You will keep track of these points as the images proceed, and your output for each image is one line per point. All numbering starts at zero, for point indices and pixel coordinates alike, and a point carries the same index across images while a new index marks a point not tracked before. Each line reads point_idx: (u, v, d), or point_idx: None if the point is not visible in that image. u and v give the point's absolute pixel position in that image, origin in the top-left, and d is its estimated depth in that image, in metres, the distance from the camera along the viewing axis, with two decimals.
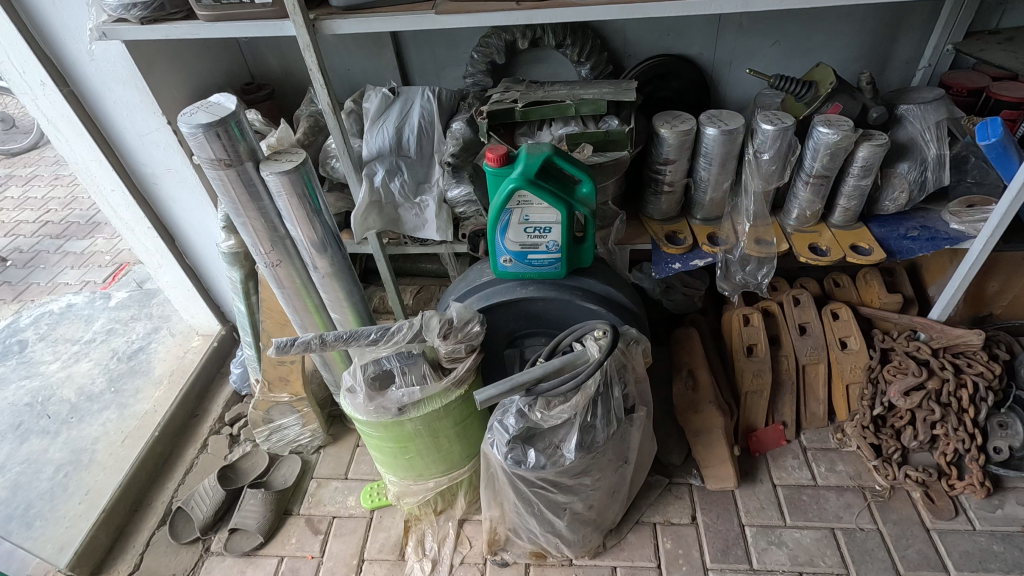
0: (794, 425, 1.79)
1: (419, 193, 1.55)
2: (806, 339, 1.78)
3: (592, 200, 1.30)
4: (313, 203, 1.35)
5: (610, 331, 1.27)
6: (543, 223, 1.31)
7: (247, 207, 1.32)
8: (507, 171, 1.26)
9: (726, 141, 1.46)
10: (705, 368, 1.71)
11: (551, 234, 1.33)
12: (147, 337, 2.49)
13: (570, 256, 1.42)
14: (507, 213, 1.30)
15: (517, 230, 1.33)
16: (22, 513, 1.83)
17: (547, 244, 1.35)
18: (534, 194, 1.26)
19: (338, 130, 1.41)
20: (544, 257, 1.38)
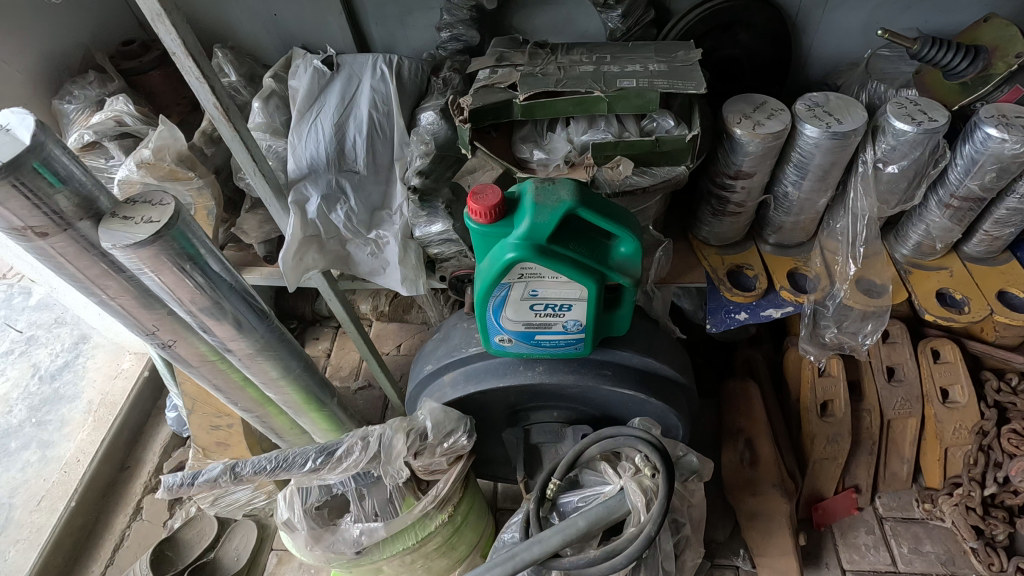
0: (868, 490, 1.42)
1: (374, 224, 1.06)
2: (894, 389, 1.36)
3: (637, 266, 0.83)
4: (206, 272, 0.87)
5: (660, 469, 0.86)
6: (559, 299, 0.85)
7: (101, 283, 0.85)
8: (503, 229, 0.78)
9: (835, 147, 0.95)
10: (767, 436, 1.29)
11: (572, 313, 0.87)
12: (73, 348, 2.06)
13: (598, 329, 0.96)
14: (504, 286, 0.84)
15: (520, 307, 0.87)
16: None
17: (565, 325, 0.89)
18: (547, 266, 0.79)
19: (241, 143, 0.91)
20: (561, 338, 0.93)
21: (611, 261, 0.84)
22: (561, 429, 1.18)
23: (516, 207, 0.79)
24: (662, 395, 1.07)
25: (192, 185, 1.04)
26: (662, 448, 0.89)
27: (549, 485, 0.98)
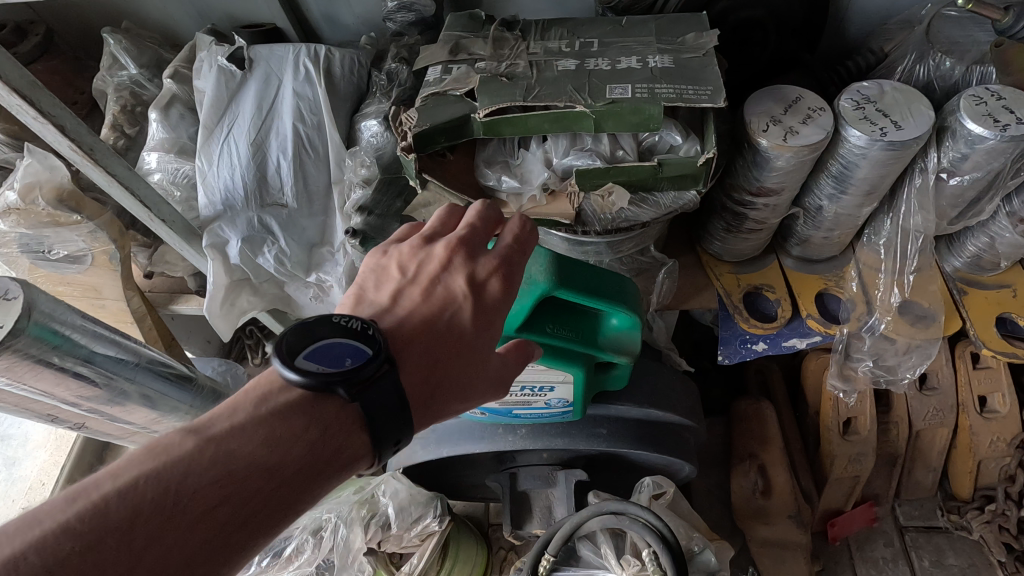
0: (889, 499, 1.31)
1: (312, 265, 0.86)
2: (927, 399, 1.21)
3: (637, 341, 0.67)
4: (92, 362, 0.69)
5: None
6: (539, 381, 0.68)
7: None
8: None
9: (889, 159, 0.74)
10: (782, 460, 1.16)
11: (557, 393, 0.70)
12: None
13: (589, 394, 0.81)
14: None
15: None
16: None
17: (548, 404, 0.73)
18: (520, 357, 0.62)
19: (121, 188, 0.72)
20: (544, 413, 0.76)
21: (603, 336, 0.67)
22: (551, 473, 1.03)
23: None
24: (665, 447, 0.92)
25: (82, 228, 0.83)
26: (670, 545, 0.76)
27: (540, 561, 0.83)
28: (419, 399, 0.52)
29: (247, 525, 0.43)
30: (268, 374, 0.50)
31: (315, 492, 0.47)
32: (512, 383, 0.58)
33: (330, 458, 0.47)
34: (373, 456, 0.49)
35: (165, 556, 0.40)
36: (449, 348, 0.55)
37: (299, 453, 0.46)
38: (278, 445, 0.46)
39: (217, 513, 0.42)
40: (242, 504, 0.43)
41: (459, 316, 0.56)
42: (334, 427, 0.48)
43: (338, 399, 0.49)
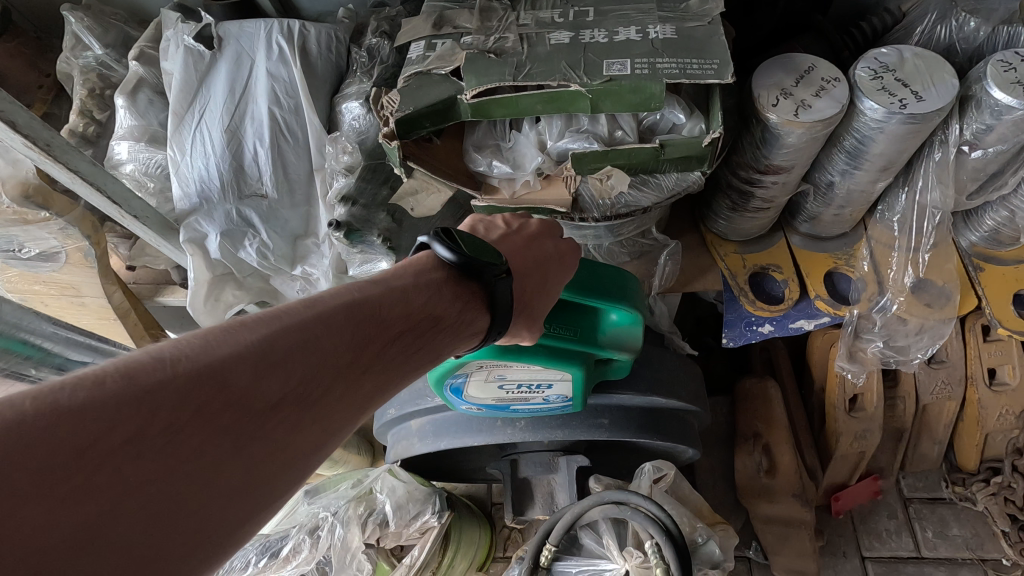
0: (893, 472, 1.31)
1: (298, 257, 0.83)
2: (935, 373, 1.18)
3: (638, 337, 0.67)
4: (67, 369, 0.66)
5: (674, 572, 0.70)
6: (537, 379, 0.68)
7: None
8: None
9: (909, 133, 0.69)
10: (786, 438, 1.15)
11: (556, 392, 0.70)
12: None
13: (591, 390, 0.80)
14: (463, 374, 0.67)
15: (487, 388, 0.69)
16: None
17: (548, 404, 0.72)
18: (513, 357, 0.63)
19: (86, 184, 0.68)
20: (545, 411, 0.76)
21: (603, 332, 0.67)
22: (552, 460, 1.00)
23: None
24: (668, 434, 0.90)
25: (52, 225, 0.79)
26: (674, 536, 0.72)
27: (543, 550, 0.80)
28: (516, 307, 0.59)
29: (398, 368, 0.49)
30: (414, 260, 0.56)
31: (442, 353, 0.53)
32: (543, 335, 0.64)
33: (455, 329, 0.54)
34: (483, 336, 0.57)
35: (346, 378, 0.44)
36: (543, 280, 0.61)
37: (438, 319, 0.53)
38: (418, 309, 0.52)
39: (382, 351, 0.47)
40: (394, 349, 0.49)
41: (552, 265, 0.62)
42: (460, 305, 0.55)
43: (467, 286, 0.57)
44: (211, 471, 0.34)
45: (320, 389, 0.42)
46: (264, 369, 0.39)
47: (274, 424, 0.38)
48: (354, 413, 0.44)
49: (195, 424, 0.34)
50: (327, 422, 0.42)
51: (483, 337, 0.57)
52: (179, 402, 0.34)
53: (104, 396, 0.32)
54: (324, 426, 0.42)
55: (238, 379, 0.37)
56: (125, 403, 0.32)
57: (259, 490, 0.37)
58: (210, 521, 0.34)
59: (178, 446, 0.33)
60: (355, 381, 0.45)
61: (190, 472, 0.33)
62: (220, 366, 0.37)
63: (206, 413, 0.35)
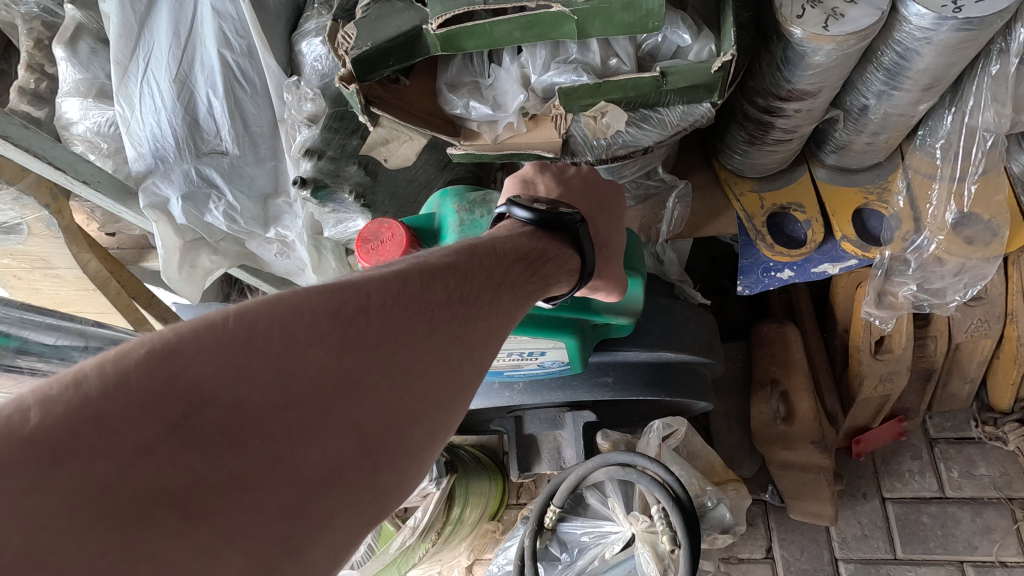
0: (919, 413, 1.25)
1: (270, 218, 0.76)
2: (970, 311, 1.10)
3: (638, 300, 0.67)
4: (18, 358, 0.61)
5: (680, 541, 0.65)
6: (532, 346, 0.68)
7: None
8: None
9: (964, 43, 0.58)
10: (805, 385, 1.09)
11: (553, 355, 0.71)
12: None
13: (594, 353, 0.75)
14: None
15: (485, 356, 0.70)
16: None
17: (544, 365, 0.73)
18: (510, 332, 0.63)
19: (21, 151, 0.61)
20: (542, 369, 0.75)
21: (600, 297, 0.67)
22: (559, 415, 0.96)
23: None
24: (678, 389, 0.85)
25: (5, 195, 0.74)
26: (680, 504, 0.67)
27: (547, 512, 0.78)
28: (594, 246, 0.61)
29: (530, 288, 0.51)
30: (505, 225, 0.58)
31: (555, 283, 0.55)
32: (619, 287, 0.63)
33: (561, 264, 0.56)
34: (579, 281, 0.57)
35: (491, 291, 0.47)
36: (603, 227, 0.64)
37: (543, 251, 0.55)
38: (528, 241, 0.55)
39: (511, 271, 0.50)
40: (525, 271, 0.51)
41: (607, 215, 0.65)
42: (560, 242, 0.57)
43: (554, 235, 0.58)
44: (407, 359, 0.39)
45: (476, 296, 0.45)
46: (429, 276, 0.43)
47: (450, 320, 0.42)
48: (509, 321, 0.47)
49: (390, 317, 0.39)
50: (491, 326, 0.45)
51: (582, 276, 0.57)
52: (377, 295, 0.39)
53: (320, 293, 0.37)
54: (488, 331, 0.45)
55: (403, 287, 0.40)
56: (336, 292, 0.38)
57: (449, 377, 0.41)
58: (400, 402, 0.38)
59: (366, 339, 0.37)
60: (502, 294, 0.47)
61: (395, 355, 0.38)
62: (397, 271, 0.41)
63: (382, 313, 0.39)
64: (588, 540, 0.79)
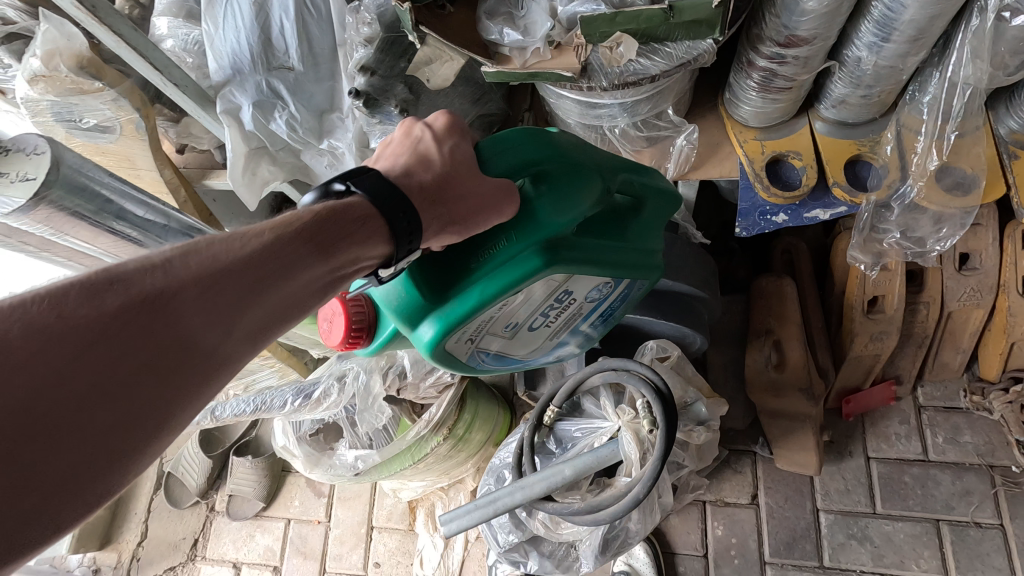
0: (911, 380, 1.31)
1: (325, 131, 0.88)
2: (964, 279, 1.16)
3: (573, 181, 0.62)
4: (112, 210, 0.72)
5: (660, 425, 0.75)
6: (547, 295, 0.70)
7: (47, 252, 0.78)
8: (431, 306, 0.64)
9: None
10: (798, 336, 1.17)
11: (584, 287, 0.73)
12: None
13: (630, 250, 0.74)
14: (479, 329, 0.69)
15: (513, 321, 0.71)
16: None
17: (581, 308, 0.77)
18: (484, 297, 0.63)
19: (131, 50, 0.74)
20: (581, 313, 0.79)
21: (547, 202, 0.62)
22: None
23: (422, 279, 0.64)
24: (673, 315, 0.95)
25: (106, 96, 0.86)
26: (663, 395, 0.76)
27: (546, 410, 0.89)
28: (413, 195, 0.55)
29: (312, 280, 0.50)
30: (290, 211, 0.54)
31: (331, 257, 0.51)
32: (495, 208, 0.57)
33: (340, 233, 0.51)
34: (396, 247, 0.53)
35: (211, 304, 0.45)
36: (434, 164, 0.57)
37: (315, 226, 0.51)
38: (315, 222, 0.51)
39: (249, 274, 0.47)
40: (305, 258, 0.50)
41: (434, 154, 0.57)
42: (364, 215, 0.52)
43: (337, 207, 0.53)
44: (122, 370, 0.40)
45: (224, 297, 0.46)
46: (166, 288, 0.44)
47: (158, 330, 0.42)
48: (274, 322, 0.49)
49: (112, 335, 0.41)
50: (242, 331, 0.46)
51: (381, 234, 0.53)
52: (33, 330, 0.39)
53: None
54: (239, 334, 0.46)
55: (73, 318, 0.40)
56: None
57: (187, 378, 0.43)
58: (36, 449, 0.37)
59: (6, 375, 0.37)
60: (265, 293, 0.48)
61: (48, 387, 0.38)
62: (126, 283, 0.42)
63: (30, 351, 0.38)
64: (580, 435, 0.89)
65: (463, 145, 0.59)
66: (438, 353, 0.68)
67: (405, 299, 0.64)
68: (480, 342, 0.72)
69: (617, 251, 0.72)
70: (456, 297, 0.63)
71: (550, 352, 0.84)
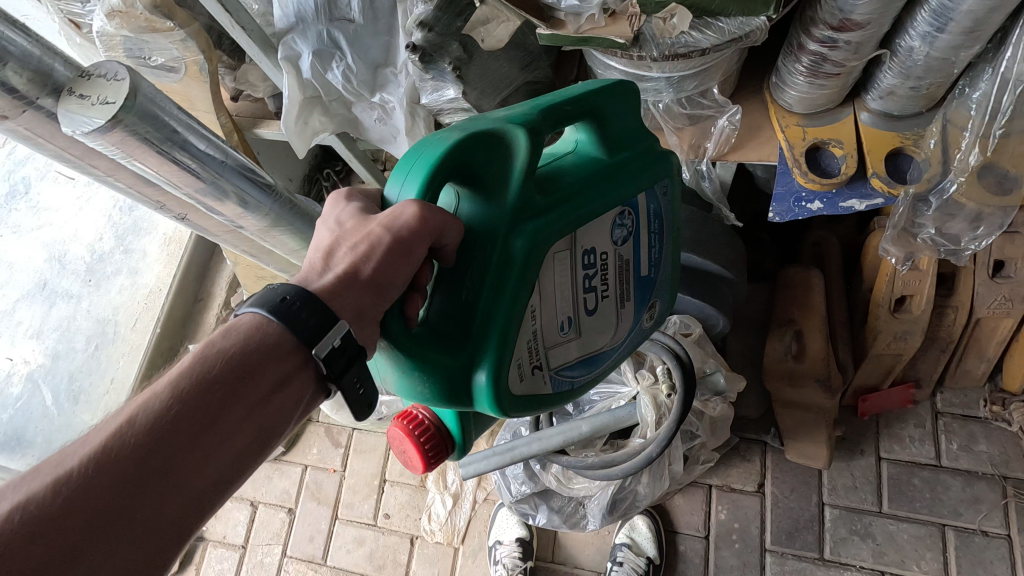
0: (930, 385, 1.31)
1: (378, 85, 0.91)
2: (997, 287, 1.15)
3: (490, 140, 0.54)
4: (176, 141, 0.77)
5: (678, 391, 0.78)
6: (574, 264, 0.62)
7: (112, 179, 0.83)
8: (464, 357, 0.55)
9: None
10: (821, 329, 1.18)
11: (602, 236, 0.64)
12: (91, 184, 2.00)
13: (623, 166, 0.65)
14: (535, 344, 0.60)
15: (562, 315, 0.63)
16: (51, 384, 1.75)
17: (621, 256, 0.67)
18: (507, 309, 0.55)
19: None
20: (628, 261, 0.69)
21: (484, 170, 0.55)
22: None
23: (437, 353, 0.54)
24: (699, 292, 0.97)
25: (175, 36, 0.92)
26: (683, 363, 0.79)
27: None
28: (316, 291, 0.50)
29: (233, 419, 0.47)
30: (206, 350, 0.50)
31: (254, 391, 0.47)
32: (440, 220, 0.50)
33: (256, 365, 0.47)
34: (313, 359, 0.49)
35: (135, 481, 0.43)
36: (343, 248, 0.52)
37: (230, 364, 0.47)
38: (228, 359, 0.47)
39: (171, 438, 0.44)
40: (230, 401, 0.47)
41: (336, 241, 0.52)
42: (254, 327, 0.49)
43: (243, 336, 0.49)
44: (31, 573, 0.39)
45: (132, 471, 0.43)
46: (79, 482, 0.41)
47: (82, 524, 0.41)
48: (204, 476, 0.45)
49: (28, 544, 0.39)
50: (165, 497, 0.43)
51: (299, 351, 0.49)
52: None
53: None
54: (155, 502, 0.43)
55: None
56: None
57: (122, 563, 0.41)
58: None
59: None
60: (193, 452, 0.45)
61: None
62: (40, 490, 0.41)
63: None
64: (598, 398, 0.92)
65: (359, 202, 0.55)
66: (515, 388, 0.58)
67: (441, 380, 0.54)
68: (550, 355, 0.63)
69: (608, 181, 0.63)
70: (484, 331, 0.55)
71: (626, 338, 0.73)
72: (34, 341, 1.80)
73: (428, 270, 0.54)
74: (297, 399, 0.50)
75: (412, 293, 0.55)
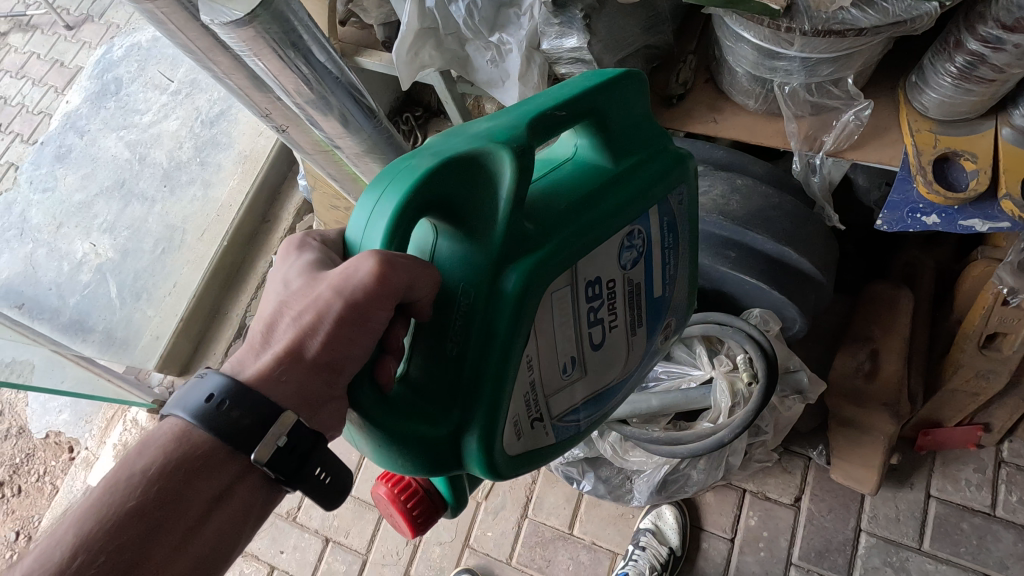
0: (1000, 432, 1.25)
1: (498, 24, 0.89)
2: None
3: (462, 169, 0.48)
4: (298, 45, 0.78)
5: (759, 380, 0.76)
6: (580, 298, 0.58)
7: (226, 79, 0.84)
8: (455, 417, 0.51)
9: None
10: (898, 351, 1.13)
11: (608, 264, 0.59)
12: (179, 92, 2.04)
13: (628, 178, 0.59)
14: (538, 390, 0.57)
15: (565, 352, 0.59)
16: (118, 278, 1.83)
17: (631, 282, 0.63)
18: (499, 365, 0.50)
19: None
20: (639, 285, 0.65)
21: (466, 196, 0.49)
22: None
23: (420, 424, 0.50)
24: (790, 290, 0.94)
25: None
26: (769, 354, 0.77)
27: None
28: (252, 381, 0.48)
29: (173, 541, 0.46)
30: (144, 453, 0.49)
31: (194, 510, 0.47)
32: (416, 275, 0.46)
33: (197, 483, 0.47)
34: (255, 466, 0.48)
35: None
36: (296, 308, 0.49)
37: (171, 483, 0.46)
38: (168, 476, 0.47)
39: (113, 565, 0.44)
40: (170, 522, 0.47)
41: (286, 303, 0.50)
42: (177, 438, 0.47)
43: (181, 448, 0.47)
44: None
45: None
46: None
47: None
48: None
49: None
50: None
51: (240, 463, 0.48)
52: None
53: None
54: None
55: None
56: None
57: None
58: None
59: None
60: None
61: None
62: None
63: None
64: None
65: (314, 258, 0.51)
66: (513, 448, 0.56)
67: (428, 456, 0.51)
68: (551, 403, 0.60)
69: (613, 194, 0.57)
70: (471, 400, 0.51)
71: (638, 366, 0.70)
72: (108, 235, 1.88)
73: (400, 330, 0.50)
74: (240, 516, 0.49)
75: (383, 356, 0.50)
